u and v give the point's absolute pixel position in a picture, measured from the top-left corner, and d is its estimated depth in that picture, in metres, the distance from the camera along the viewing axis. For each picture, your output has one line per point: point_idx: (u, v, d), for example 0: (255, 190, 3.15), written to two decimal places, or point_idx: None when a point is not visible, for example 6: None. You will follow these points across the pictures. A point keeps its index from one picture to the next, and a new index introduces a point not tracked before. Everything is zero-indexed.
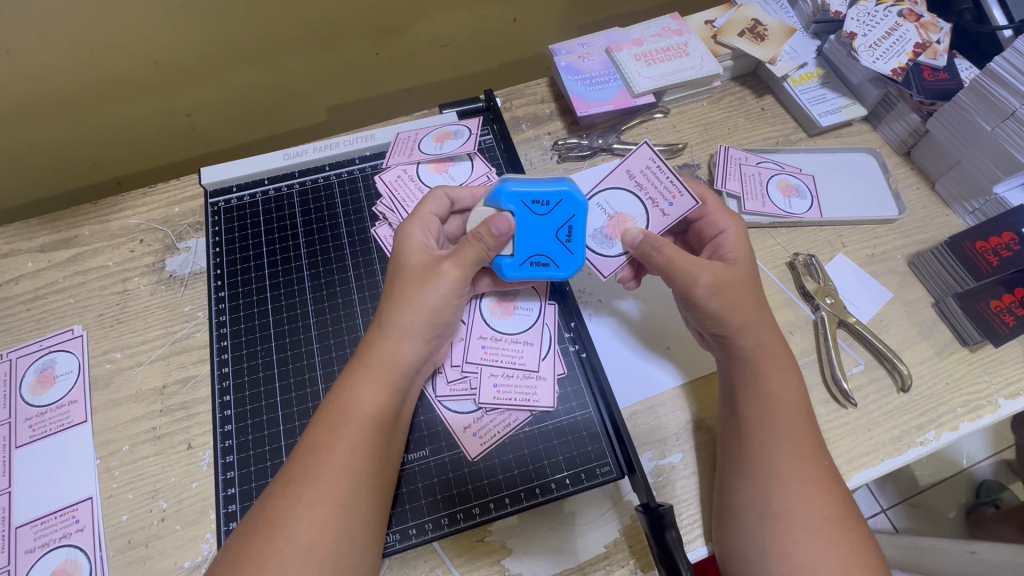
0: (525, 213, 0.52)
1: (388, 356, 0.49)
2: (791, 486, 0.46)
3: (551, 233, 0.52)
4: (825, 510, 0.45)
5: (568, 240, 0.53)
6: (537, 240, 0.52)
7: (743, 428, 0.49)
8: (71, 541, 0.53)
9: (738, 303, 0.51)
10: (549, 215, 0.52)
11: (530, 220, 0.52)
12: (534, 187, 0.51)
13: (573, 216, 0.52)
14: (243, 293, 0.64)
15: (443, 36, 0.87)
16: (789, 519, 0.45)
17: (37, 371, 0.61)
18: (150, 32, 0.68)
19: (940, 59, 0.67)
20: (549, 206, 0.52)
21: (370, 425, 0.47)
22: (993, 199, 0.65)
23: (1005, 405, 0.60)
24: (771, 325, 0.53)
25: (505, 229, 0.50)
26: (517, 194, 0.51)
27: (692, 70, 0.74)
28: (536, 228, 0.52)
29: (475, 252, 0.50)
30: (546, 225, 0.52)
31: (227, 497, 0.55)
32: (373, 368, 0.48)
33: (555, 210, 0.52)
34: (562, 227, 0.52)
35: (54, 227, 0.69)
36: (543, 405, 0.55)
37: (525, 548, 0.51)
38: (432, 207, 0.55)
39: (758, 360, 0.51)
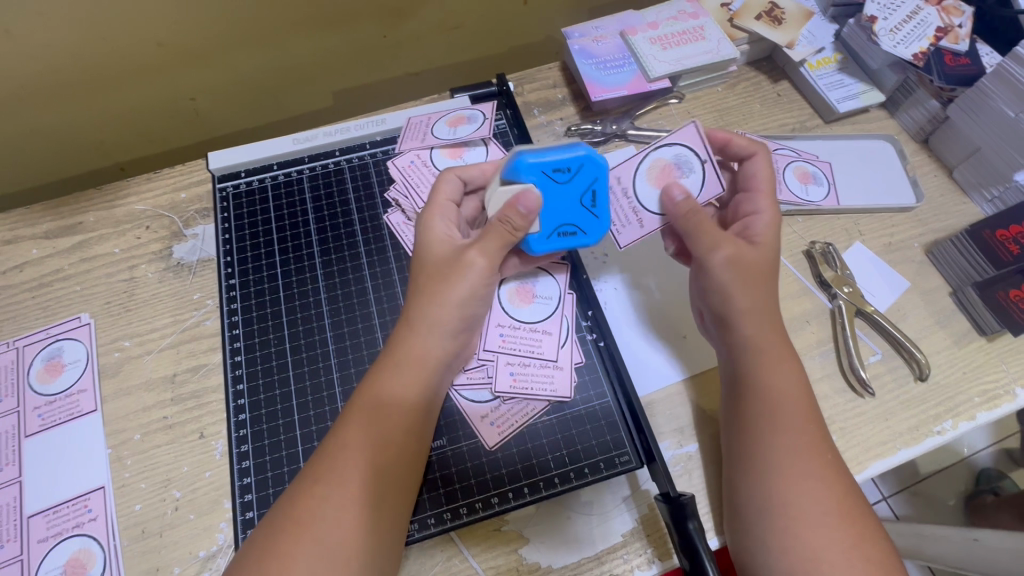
0: (546, 182, 0.50)
1: (410, 346, 0.48)
2: (812, 478, 0.45)
3: (576, 199, 0.50)
4: (849, 502, 0.45)
5: (594, 205, 0.51)
6: (563, 209, 0.50)
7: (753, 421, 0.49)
8: (84, 530, 0.53)
9: (750, 286, 0.51)
10: (571, 182, 0.50)
11: (552, 189, 0.50)
12: (552, 155, 0.49)
13: (596, 178, 0.50)
14: (255, 280, 0.63)
15: (453, 18, 0.85)
16: (810, 511, 0.44)
17: (44, 360, 0.60)
18: (153, 14, 0.67)
19: (962, 44, 0.66)
20: (570, 172, 0.50)
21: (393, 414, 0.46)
22: (1013, 186, 0.64)
23: (1022, 394, 0.59)
24: (767, 316, 0.51)
25: (533, 206, 0.48)
26: (537, 164, 0.49)
27: (707, 55, 0.72)
28: (560, 196, 0.50)
29: (501, 234, 0.48)
30: (569, 192, 0.50)
31: (243, 487, 0.54)
32: (397, 360, 0.48)
33: (577, 175, 0.50)
34: (585, 192, 0.50)
35: (58, 214, 0.68)
36: (561, 395, 0.54)
37: (543, 537, 0.51)
38: (447, 192, 0.55)
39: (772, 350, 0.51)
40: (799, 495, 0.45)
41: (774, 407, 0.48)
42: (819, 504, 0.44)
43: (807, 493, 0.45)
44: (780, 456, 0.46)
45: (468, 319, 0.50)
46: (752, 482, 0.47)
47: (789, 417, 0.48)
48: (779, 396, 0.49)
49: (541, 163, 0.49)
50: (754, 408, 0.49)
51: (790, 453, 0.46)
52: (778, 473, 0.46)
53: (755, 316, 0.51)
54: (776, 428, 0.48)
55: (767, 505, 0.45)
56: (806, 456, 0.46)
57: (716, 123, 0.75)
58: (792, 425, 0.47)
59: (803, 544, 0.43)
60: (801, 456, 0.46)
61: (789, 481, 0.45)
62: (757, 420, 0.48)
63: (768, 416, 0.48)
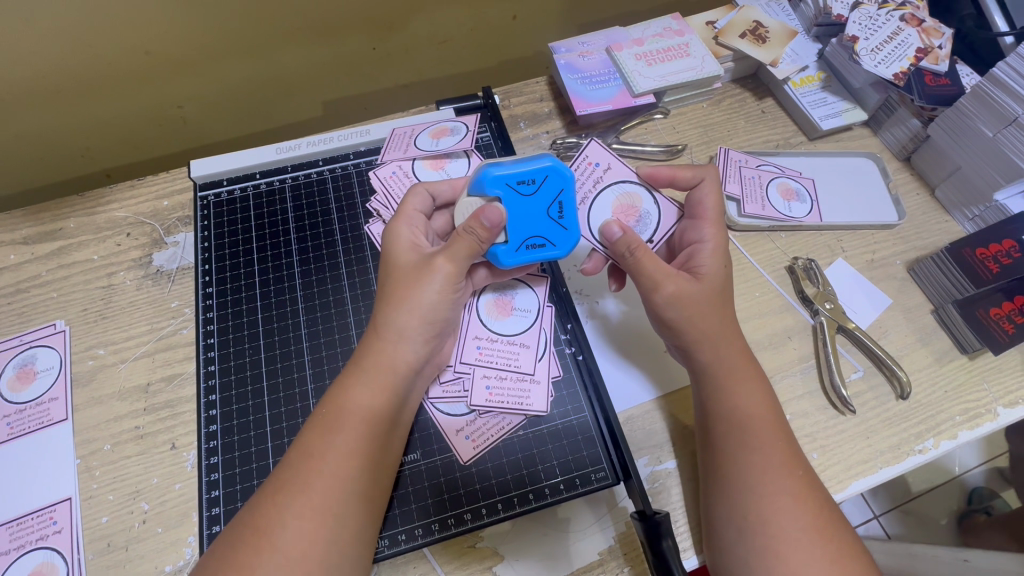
0: (512, 195, 0.50)
1: (382, 357, 0.48)
2: (788, 496, 0.45)
3: (543, 211, 0.50)
4: (827, 516, 0.44)
5: (561, 216, 0.51)
6: (529, 221, 0.50)
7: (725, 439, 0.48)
8: (47, 543, 0.51)
9: (700, 317, 0.50)
10: (536, 194, 0.50)
11: (518, 202, 0.50)
12: (517, 168, 0.50)
13: (561, 190, 0.50)
14: (233, 289, 0.62)
15: (443, 31, 0.86)
16: (784, 531, 0.43)
17: (16, 367, 0.59)
18: (141, 22, 0.67)
19: (941, 64, 0.67)
20: (535, 184, 0.50)
21: (365, 426, 0.45)
22: (994, 206, 0.65)
23: (1004, 413, 0.59)
24: (736, 338, 0.52)
25: (498, 220, 0.48)
26: (502, 177, 0.50)
27: (692, 71, 0.73)
28: (526, 209, 0.50)
29: (468, 245, 0.48)
30: (535, 205, 0.50)
31: (210, 500, 0.53)
32: (369, 371, 0.47)
33: (542, 187, 0.50)
34: (551, 204, 0.50)
35: (39, 220, 0.68)
36: (537, 409, 0.53)
37: (517, 554, 0.50)
38: (416, 204, 0.55)
39: (743, 366, 0.51)
40: (775, 515, 0.44)
41: (749, 425, 0.48)
42: (795, 521, 0.44)
43: (784, 511, 0.44)
44: (755, 470, 0.46)
45: (438, 324, 0.50)
46: (728, 502, 0.46)
47: (763, 435, 0.47)
48: (753, 414, 0.49)
49: (507, 176, 0.49)
50: (725, 426, 0.49)
51: (765, 468, 0.46)
52: (752, 491, 0.45)
53: (729, 330, 0.51)
54: (752, 444, 0.47)
55: (744, 525, 0.45)
56: (781, 473, 0.46)
57: (701, 139, 0.76)
58: (764, 444, 0.47)
59: (778, 564, 0.42)
60: (776, 474, 0.46)
61: (763, 496, 0.45)
62: (730, 438, 0.48)
63: (741, 435, 0.48)
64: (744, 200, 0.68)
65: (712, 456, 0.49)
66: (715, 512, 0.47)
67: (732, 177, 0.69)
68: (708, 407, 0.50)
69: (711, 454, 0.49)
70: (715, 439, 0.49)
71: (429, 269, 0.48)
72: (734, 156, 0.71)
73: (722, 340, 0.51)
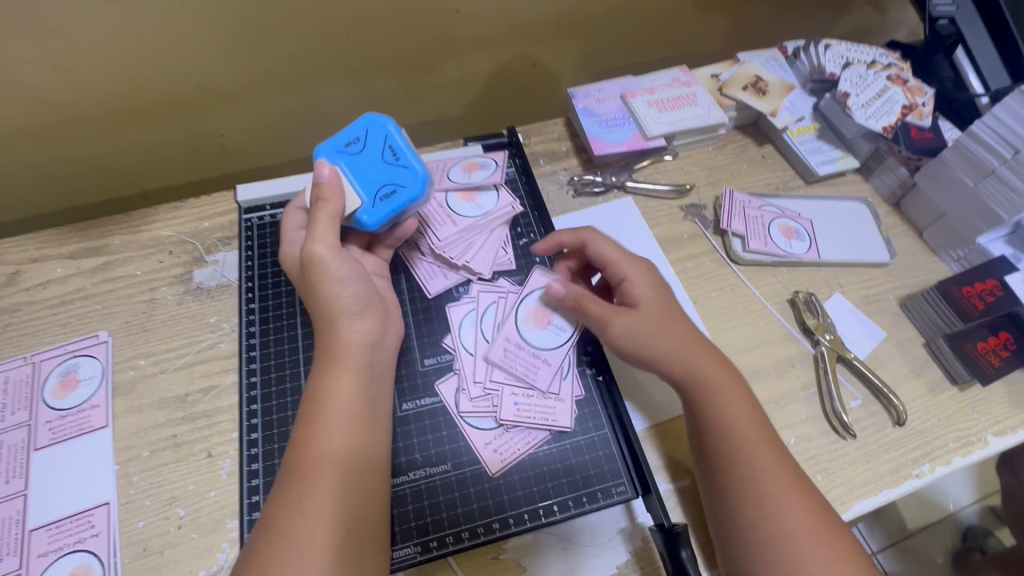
0: (350, 157, 0.59)
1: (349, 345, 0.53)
2: (793, 501, 0.48)
3: (377, 160, 0.58)
4: (831, 523, 0.48)
5: (397, 159, 0.58)
6: (374, 174, 0.58)
7: (721, 455, 0.51)
8: (85, 546, 0.53)
9: (661, 338, 0.56)
10: (362, 148, 0.59)
11: (355, 159, 0.58)
12: (342, 136, 0.60)
13: (385, 137, 0.59)
14: (274, 305, 0.66)
15: (469, 74, 0.93)
16: (796, 534, 0.47)
17: (60, 375, 0.62)
18: (197, 58, 0.73)
19: (925, 120, 0.75)
20: (360, 140, 0.59)
21: (352, 419, 0.50)
22: (977, 248, 0.71)
23: (994, 442, 0.63)
24: (703, 347, 0.56)
25: (326, 176, 0.55)
26: (332, 146, 0.59)
27: (699, 119, 0.80)
28: (365, 163, 0.58)
29: (326, 213, 0.54)
30: (366, 158, 0.58)
31: (251, 504, 0.55)
32: (337, 362, 0.52)
33: (367, 140, 0.59)
34: (382, 150, 0.58)
35: (86, 237, 0.72)
36: (562, 425, 0.56)
37: (539, 567, 0.52)
38: (295, 220, 0.61)
39: (719, 378, 0.54)
40: (785, 521, 0.47)
41: (741, 438, 0.51)
42: (806, 526, 0.47)
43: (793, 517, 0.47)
44: (761, 488, 0.49)
45: (364, 301, 0.55)
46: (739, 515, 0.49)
47: (754, 444, 0.51)
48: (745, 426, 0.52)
49: (332, 143, 0.59)
50: (717, 443, 0.51)
51: (765, 483, 0.49)
52: (760, 501, 0.48)
53: (707, 354, 0.55)
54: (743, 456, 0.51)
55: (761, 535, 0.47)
56: (779, 480, 0.49)
57: (707, 180, 0.82)
58: (757, 454, 0.50)
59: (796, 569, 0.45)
60: (776, 482, 0.49)
61: (773, 512, 0.48)
62: (727, 452, 0.51)
63: (737, 448, 0.51)
64: (748, 237, 0.74)
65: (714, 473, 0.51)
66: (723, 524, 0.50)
67: (737, 216, 0.76)
68: (700, 426, 0.53)
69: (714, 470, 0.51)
70: (716, 456, 0.51)
71: (312, 260, 0.53)
72: (738, 197, 0.77)
73: (694, 357, 0.55)
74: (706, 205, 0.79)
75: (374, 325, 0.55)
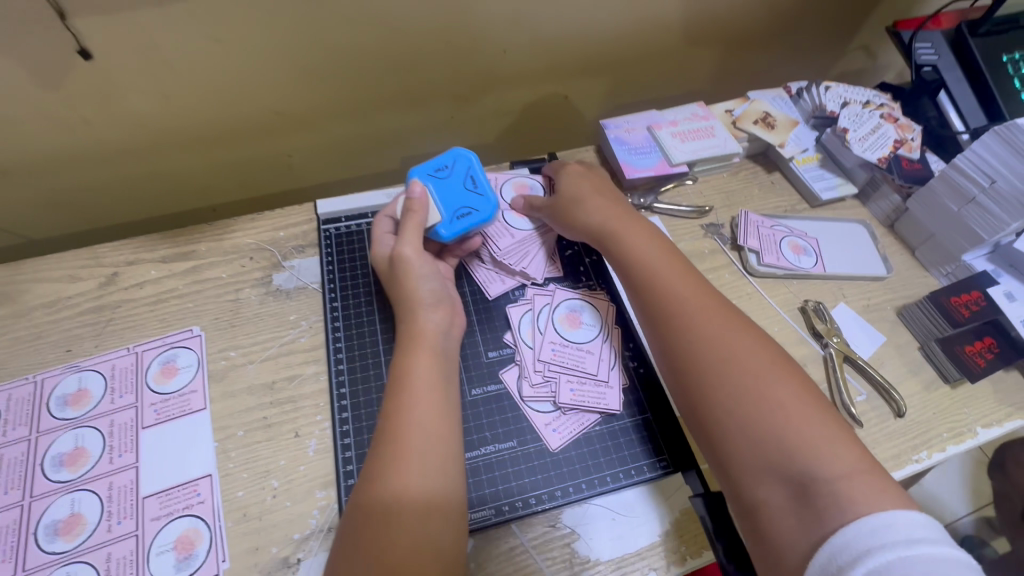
0: (437, 181, 0.71)
1: (424, 331, 0.62)
2: (796, 406, 0.53)
3: (458, 186, 0.70)
4: (835, 425, 0.52)
5: (474, 188, 0.70)
6: (454, 198, 0.70)
7: (722, 368, 0.57)
8: (193, 511, 0.60)
9: (670, 275, 0.65)
10: (449, 175, 0.71)
11: (440, 184, 0.71)
12: (433, 162, 0.72)
13: (468, 168, 0.71)
14: (354, 304, 0.75)
15: (508, 106, 1.04)
16: (803, 434, 0.51)
17: (160, 363, 0.70)
18: (279, 87, 0.83)
19: (915, 153, 0.86)
20: (447, 168, 0.72)
21: (432, 392, 0.58)
22: (963, 264, 0.81)
23: (982, 432, 0.72)
24: (699, 288, 0.64)
25: (418, 195, 0.68)
26: (424, 170, 0.72)
27: (716, 148, 0.91)
28: (448, 188, 0.71)
29: (415, 224, 0.67)
30: (450, 183, 0.71)
31: (347, 471, 0.63)
32: (417, 344, 0.61)
33: (452, 170, 0.72)
34: (464, 180, 0.71)
35: (176, 243, 0.81)
36: (611, 408, 0.65)
37: (592, 534, 0.59)
38: (382, 228, 0.71)
39: (714, 310, 0.62)
40: (791, 421, 0.52)
41: (739, 356, 0.57)
42: (817, 437, 0.52)
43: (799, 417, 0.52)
44: (769, 415, 0.53)
45: (440, 295, 0.65)
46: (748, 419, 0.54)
47: (753, 361, 0.57)
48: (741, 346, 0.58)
49: (425, 168, 0.72)
50: (717, 362, 0.57)
51: (762, 395, 0.54)
52: (764, 404, 0.54)
53: (696, 291, 0.63)
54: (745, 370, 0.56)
55: (770, 435, 0.52)
56: (780, 387, 0.55)
57: (724, 202, 0.92)
58: (757, 369, 0.56)
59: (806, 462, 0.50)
60: (779, 389, 0.54)
61: (776, 418, 0.53)
62: (728, 367, 0.57)
63: (735, 362, 0.57)
64: (762, 252, 0.84)
65: (717, 388, 0.56)
66: (733, 434, 0.54)
67: (752, 234, 0.86)
68: (701, 350, 0.59)
69: (718, 385, 0.56)
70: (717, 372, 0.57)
71: (401, 260, 0.65)
72: (753, 218, 0.87)
73: (691, 296, 0.63)
74: (724, 224, 0.89)
75: (447, 316, 0.65)
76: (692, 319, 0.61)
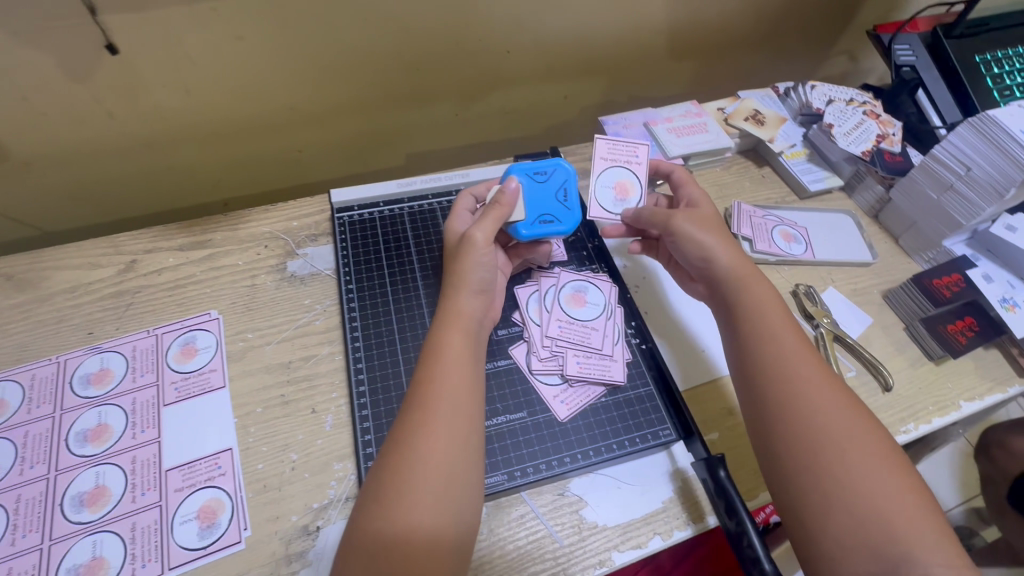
0: (532, 182, 0.75)
1: (460, 310, 0.64)
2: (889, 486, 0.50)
3: (550, 195, 0.74)
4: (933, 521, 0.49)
5: (564, 200, 0.74)
6: (543, 203, 0.73)
7: (822, 432, 0.53)
8: (214, 483, 0.62)
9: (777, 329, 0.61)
10: (546, 181, 0.75)
11: (534, 186, 0.74)
12: (534, 166, 0.76)
13: (564, 181, 0.75)
14: (368, 287, 0.78)
15: (509, 105, 1.09)
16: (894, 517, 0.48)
17: (180, 345, 0.72)
18: (291, 84, 0.87)
19: (896, 146, 0.91)
20: (546, 175, 0.75)
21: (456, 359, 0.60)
22: (943, 250, 0.86)
23: (966, 405, 0.76)
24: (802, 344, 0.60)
25: (513, 191, 0.70)
26: (524, 169, 0.75)
27: (710, 143, 0.96)
28: (540, 192, 0.74)
29: (496, 213, 0.67)
30: (545, 189, 0.75)
31: (365, 441, 0.65)
32: (453, 321, 0.62)
33: (550, 178, 0.75)
34: (558, 190, 0.75)
35: (192, 232, 0.83)
36: (617, 379, 0.68)
37: (599, 500, 0.63)
38: (464, 204, 0.74)
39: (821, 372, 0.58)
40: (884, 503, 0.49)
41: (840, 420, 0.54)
42: (912, 524, 0.48)
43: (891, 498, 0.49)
44: (869, 496, 0.49)
45: (485, 284, 0.66)
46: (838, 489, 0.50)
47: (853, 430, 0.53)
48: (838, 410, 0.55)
49: (523, 168, 0.75)
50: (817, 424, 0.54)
51: (862, 469, 0.51)
52: (858, 477, 0.50)
53: (803, 349, 0.59)
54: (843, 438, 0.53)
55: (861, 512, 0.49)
56: (879, 466, 0.51)
57: (717, 195, 0.97)
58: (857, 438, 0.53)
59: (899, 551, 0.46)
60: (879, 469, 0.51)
61: (871, 496, 0.49)
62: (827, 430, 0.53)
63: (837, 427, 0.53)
64: (755, 240, 0.88)
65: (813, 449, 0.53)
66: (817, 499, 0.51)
67: (745, 223, 0.90)
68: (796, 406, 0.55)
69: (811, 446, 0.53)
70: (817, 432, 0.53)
71: (467, 242, 0.66)
72: (745, 208, 0.92)
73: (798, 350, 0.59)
74: (718, 215, 0.94)
75: (483, 304, 0.66)
76: (802, 382, 0.57)
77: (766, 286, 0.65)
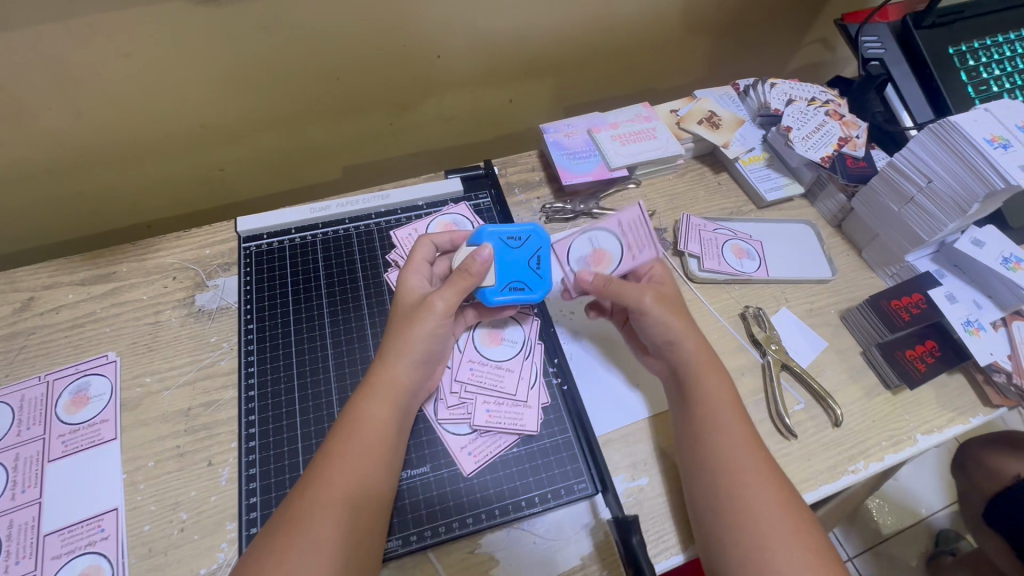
0: (503, 247, 0.65)
1: (397, 378, 0.59)
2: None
3: (523, 262, 0.65)
4: None
5: (538, 268, 0.66)
6: (514, 270, 0.65)
7: (759, 534, 0.50)
8: (95, 548, 0.58)
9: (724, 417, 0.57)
10: (520, 248, 0.66)
11: (506, 251, 0.66)
12: (507, 229, 0.66)
13: (539, 248, 0.66)
14: (271, 326, 0.72)
15: (448, 112, 1.02)
16: None
17: (72, 392, 0.68)
18: (196, 101, 0.81)
19: (859, 150, 0.83)
20: (520, 241, 0.66)
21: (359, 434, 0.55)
22: (907, 265, 0.79)
23: (923, 439, 0.70)
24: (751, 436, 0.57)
25: (484, 261, 0.61)
26: (495, 233, 0.66)
27: (658, 151, 0.88)
28: (512, 258, 0.66)
29: (460, 282, 0.60)
30: (517, 256, 0.66)
31: (250, 505, 0.61)
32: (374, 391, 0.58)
33: (524, 244, 0.66)
34: (532, 257, 0.66)
35: (95, 264, 0.78)
36: (530, 429, 0.63)
37: (512, 560, 0.57)
38: (423, 253, 0.67)
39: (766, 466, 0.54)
40: None
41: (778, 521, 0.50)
42: None
43: None
44: None
45: (431, 354, 0.61)
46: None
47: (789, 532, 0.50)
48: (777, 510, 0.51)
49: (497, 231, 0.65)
50: (754, 522, 0.50)
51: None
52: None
53: (749, 439, 0.56)
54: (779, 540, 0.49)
55: None
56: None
57: (667, 206, 0.90)
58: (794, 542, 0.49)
59: None
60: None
61: None
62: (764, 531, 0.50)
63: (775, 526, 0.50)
64: (703, 257, 0.82)
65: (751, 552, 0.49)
66: None
67: (693, 239, 0.83)
68: (738, 502, 0.52)
69: (746, 546, 0.50)
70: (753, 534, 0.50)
71: (426, 307, 0.60)
72: (694, 222, 0.85)
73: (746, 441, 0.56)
74: (667, 228, 0.87)
75: (422, 374, 0.61)
76: (747, 478, 0.53)
77: (722, 372, 0.61)
